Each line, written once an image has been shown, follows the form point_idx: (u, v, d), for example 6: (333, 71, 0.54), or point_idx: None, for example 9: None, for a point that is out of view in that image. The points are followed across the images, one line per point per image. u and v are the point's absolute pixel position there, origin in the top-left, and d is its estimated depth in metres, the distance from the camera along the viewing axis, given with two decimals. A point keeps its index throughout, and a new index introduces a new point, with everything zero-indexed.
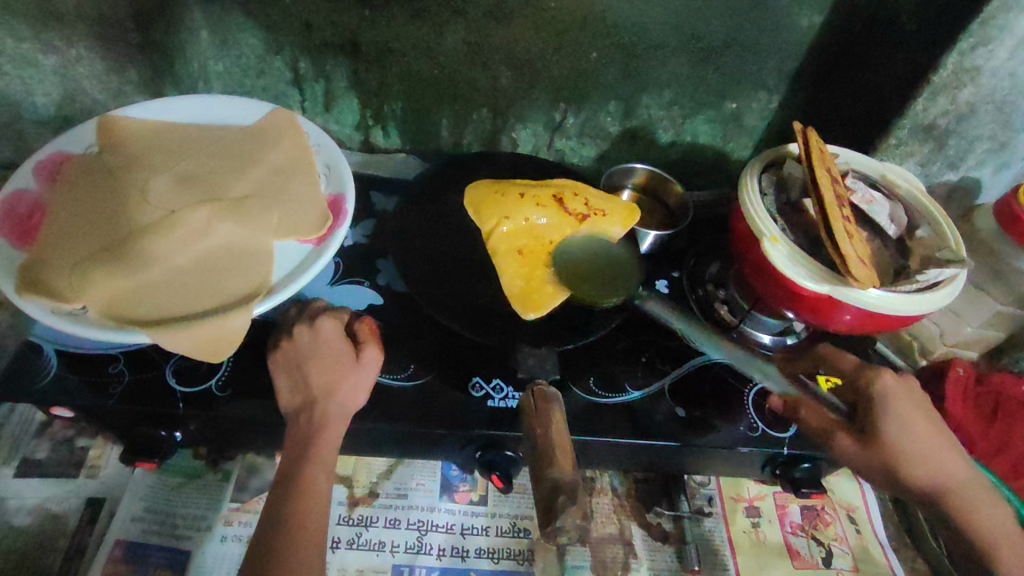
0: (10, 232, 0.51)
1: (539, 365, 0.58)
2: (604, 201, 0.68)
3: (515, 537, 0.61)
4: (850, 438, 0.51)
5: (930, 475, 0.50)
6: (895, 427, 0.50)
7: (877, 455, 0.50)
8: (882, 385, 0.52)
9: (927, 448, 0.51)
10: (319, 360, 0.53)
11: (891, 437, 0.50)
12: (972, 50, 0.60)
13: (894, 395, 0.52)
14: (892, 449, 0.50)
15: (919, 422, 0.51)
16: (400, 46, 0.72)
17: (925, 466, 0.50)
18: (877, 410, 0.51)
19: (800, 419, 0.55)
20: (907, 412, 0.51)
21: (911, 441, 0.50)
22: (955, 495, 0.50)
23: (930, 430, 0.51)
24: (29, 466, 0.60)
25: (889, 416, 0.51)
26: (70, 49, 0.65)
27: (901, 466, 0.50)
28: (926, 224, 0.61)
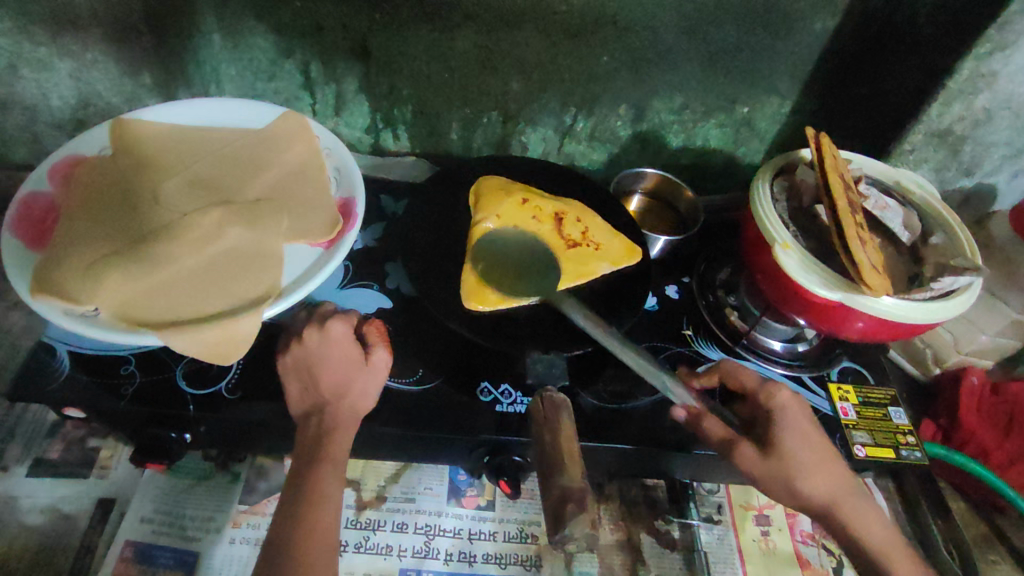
0: (25, 234, 0.52)
1: (547, 370, 0.58)
2: (604, 233, 0.66)
3: (522, 542, 0.61)
4: (750, 448, 0.51)
5: (822, 486, 0.50)
6: (788, 440, 0.51)
7: (773, 467, 0.50)
8: (776, 399, 0.52)
9: (815, 460, 0.51)
10: (329, 362, 0.53)
11: (784, 448, 0.50)
12: (988, 55, 0.60)
13: (788, 408, 0.52)
14: (783, 459, 0.50)
15: (809, 436, 0.51)
16: (411, 50, 0.72)
17: (815, 479, 0.50)
18: (772, 422, 0.52)
19: (704, 430, 0.53)
20: (792, 427, 0.51)
21: (799, 453, 0.50)
22: (840, 507, 0.50)
23: (819, 444, 0.51)
24: (42, 465, 0.61)
25: (784, 430, 0.51)
26: (86, 52, 0.65)
27: (793, 475, 0.50)
28: (942, 231, 0.59)
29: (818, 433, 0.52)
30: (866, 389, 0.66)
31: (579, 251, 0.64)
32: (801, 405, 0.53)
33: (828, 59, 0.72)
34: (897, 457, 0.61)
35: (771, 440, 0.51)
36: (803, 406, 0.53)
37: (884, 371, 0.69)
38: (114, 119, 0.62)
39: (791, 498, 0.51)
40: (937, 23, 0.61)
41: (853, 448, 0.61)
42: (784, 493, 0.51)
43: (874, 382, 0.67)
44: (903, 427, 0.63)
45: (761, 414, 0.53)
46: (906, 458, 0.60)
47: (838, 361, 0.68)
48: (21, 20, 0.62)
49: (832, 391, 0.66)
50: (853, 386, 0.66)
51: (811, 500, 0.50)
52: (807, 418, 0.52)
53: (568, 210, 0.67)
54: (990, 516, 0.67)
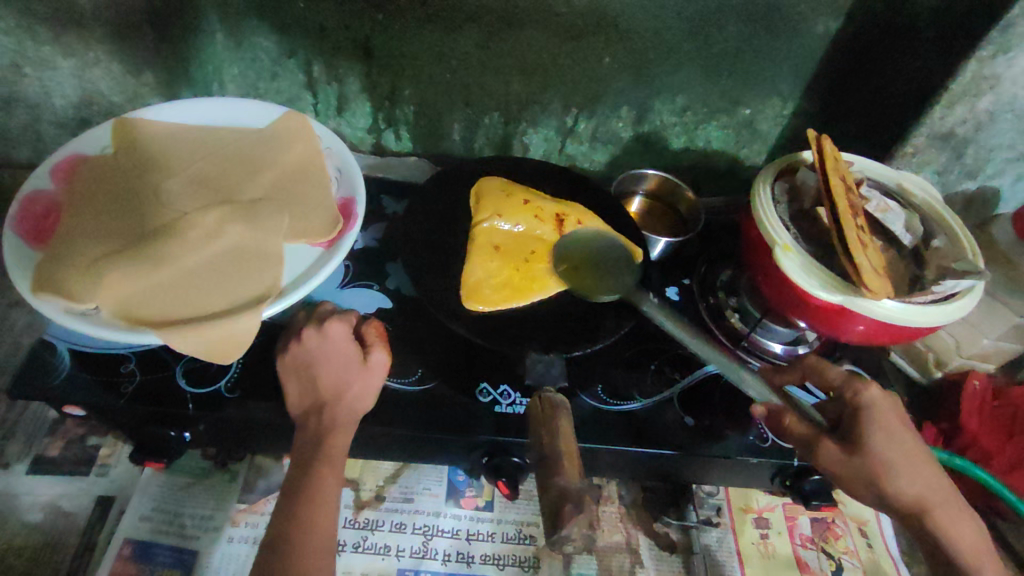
0: (27, 231, 0.52)
1: (546, 370, 0.60)
2: (604, 239, 0.66)
3: (520, 543, 0.61)
4: (833, 444, 0.49)
5: (912, 487, 0.48)
6: (882, 439, 0.48)
7: (861, 465, 0.48)
8: (868, 397, 0.50)
9: (907, 462, 0.48)
10: (328, 361, 0.53)
11: (876, 447, 0.48)
12: (991, 57, 0.59)
13: (880, 408, 0.50)
14: (874, 456, 0.48)
15: (902, 435, 0.49)
16: (413, 50, 0.72)
17: (908, 480, 0.48)
18: (861, 420, 0.49)
19: (784, 428, 0.52)
20: (889, 427, 0.49)
21: (889, 451, 0.48)
22: (939, 508, 0.48)
23: (913, 447, 0.49)
24: (42, 463, 0.61)
25: (874, 427, 0.49)
26: (88, 51, 0.66)
27: (887, 474, 0.48)
28: (943, 234, 0.59)
29: (910, 436, 0.50)
30: None
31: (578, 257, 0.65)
32: (892, 405, 0.51)
33: (830, 61, 0.72)
34: None
35: (858, 438, 0.49)
36: (896, 406, 0.51)
37: (885, 374, 0.68)
38: (116, 118, 0.62)
39: (878, 498, 0.48)
40: (939, 25, 0.61)
41: None
42: (869, 494, 0.48)
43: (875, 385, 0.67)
44: None
45: (846, 412, 0.51)
46: None
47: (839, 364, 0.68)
48: (24, 19, 0.62)
49: None
50: None
51: (900, 502, 0.48)
52: (897, 417, 0.50)
53: (568, 211, 0.67)
54: (991, 520, 0.67)
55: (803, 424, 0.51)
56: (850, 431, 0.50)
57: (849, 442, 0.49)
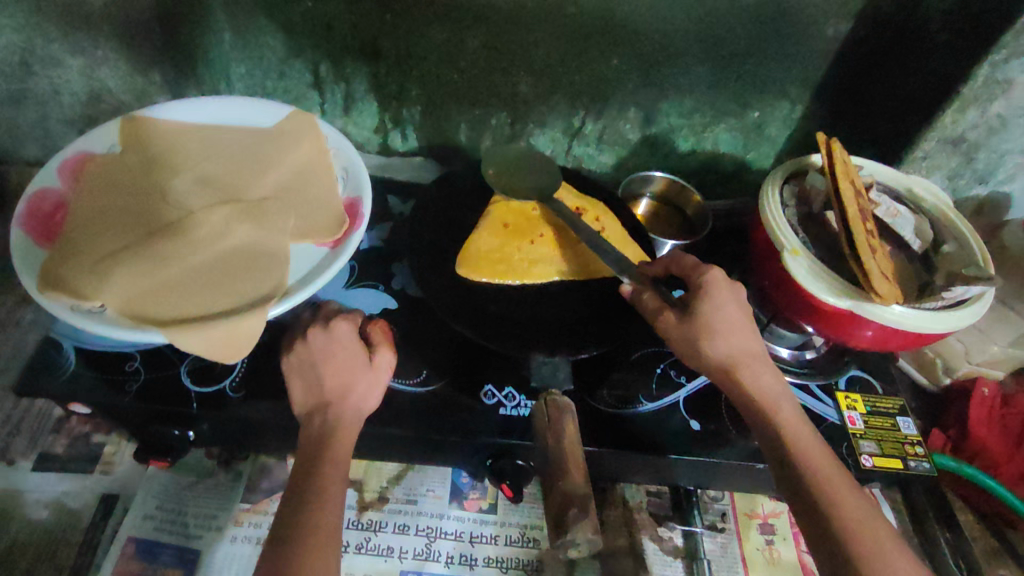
0: (35, 229, 0.52)
1: (552, 374, 0.61)
2: (619, 237, 0.65)
3: (524, 546, 0.61)
4: (673, 315, 0.50)
5: (735, 349, 0.49)
6: (710, 309, 0.50)
7: (688, 332, 0.50)
8: (708, 276, 0.52)
9: (742, 332, 0.50)
10: (333, 361, 0.53)
11: (704, 311, 0.50)
12: (1004, 62, 0.59)
13: (715, 283, 0.51)
14: (716, 323, 0.49)
15: (734, 309, 0.51)
16: (420, 50, 0.72)
17: (728, 341, 0.50)
18: (700, 294, 0.51)
19: (641, 306, 0.53)
20: (732, 301, 0.51)
21: (723, 322, 0.50)
22: (755, 364, 0.50)
23: (743, 318, 0.51)
24: (47, 460, 0.61)
25: (708, 301, 0.50)
26: (97, 50, 0.66)
27: (709, 335, 0.49)
28: (953, 239, 0.59)
29: (748, 311, 0.52)
30: (875, 399, 0.65)
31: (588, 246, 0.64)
32: (733, 286, 0.52)
33: (840, 64, 0.71)
34: (904, 467, 0.60)
35: (694, 308, 0.50)
36: (739, 286, 0.52)
37: (893, 380, 0.68)
38: (124, 116, 0.62)
39: (697, 361, 0.50)
40: (952, 29, 0.61)
41: (860, 457, 0.60)
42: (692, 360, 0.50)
43: (882, 391, 0.66)
44: (913, 437, 0.62)
45: (693, 287, 0.52)
46: (913, 469, 0.60)
47: (846, 369, 0.67)
48: (33, 17, 0.62)
49: (838, 397, 0.65)
50: (861, 395, 0.65)
51: (716, 362, 0.49)
52: (743, 293, 0.52)
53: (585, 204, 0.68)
54: (999, 529, 0.67)
55: (658, 300, 0.52)
56: (688, 302, 0.51)
57: (683, 313, 0.50)
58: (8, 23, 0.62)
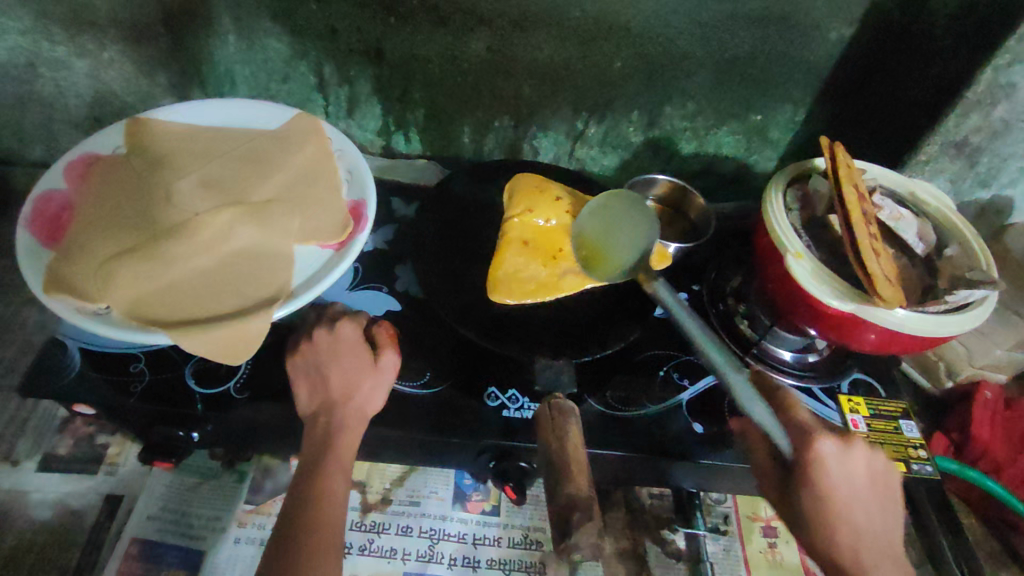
0: (41, 231, 0.52)
1: (556, 377, 0.56)
2: None
3: (526, 549, 0.61)
4: (773, 492, 0.50)
5: (848, 544, 0.47)
6: (815, 500, 0.47)
7: (794, 518, 0.48)
8: (814, 458, 0.47)
9: (852, 525, 0.47)
10: (338, 362, 0.53)
11: (808, 502, 0.47)
12: (1007, 66, 0.59)
13: (823, 468, 0.47)
14: (826, 512, 0.47)
15: (844, 495, 0.47)
16: (424, 53, 0.72)
17: (841, 536, 0.47)
18: (805, 478, 0.47)
19: (752, 458, 0.53)
20: (843, 482, 0.47)
21: (832, 514, 0.47)
22: (872, 565, 0.46)
23: (853, 507, 0.47)
24: (51, 460, 0.61)
25: (813, 489, 0.47)
26: (102, 52, 0.66)
27: (815, 527, 0.47)
28: (955, 242, 0.59)
29: (863, 494, 0.48)
30: (878, 402, 0.66)
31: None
32: (846, 456, 0.48)
33: (842, 68, 0.72)
34: (907, 471, 0.61)
35: (795, 495, 0.48)
36: (856, 462, 0.48)
37: (896, 384, 0.68)
38: (129, 118, 0.62)
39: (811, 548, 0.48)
40: (955, 34, 0.61)
41: None
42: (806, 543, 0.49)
43: (885, 395, 0.67)
44: (914, 440, 0.63)
45: (798, 464, 0.48)
46: (915, 472, 0.61)
47: (849, 372, 0.67)
48: (39, 19, 0.63)
49: (841, 401, 0.65)
50: (864, 398, 0.66)
51: (825, 556, 0.47)
52: (855, 473, 0.48)
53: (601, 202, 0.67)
54: (1003, 533, 0.67)
55: (763, 458, 0.52)
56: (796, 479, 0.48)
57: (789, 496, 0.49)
58: (15, 25, 0.63)
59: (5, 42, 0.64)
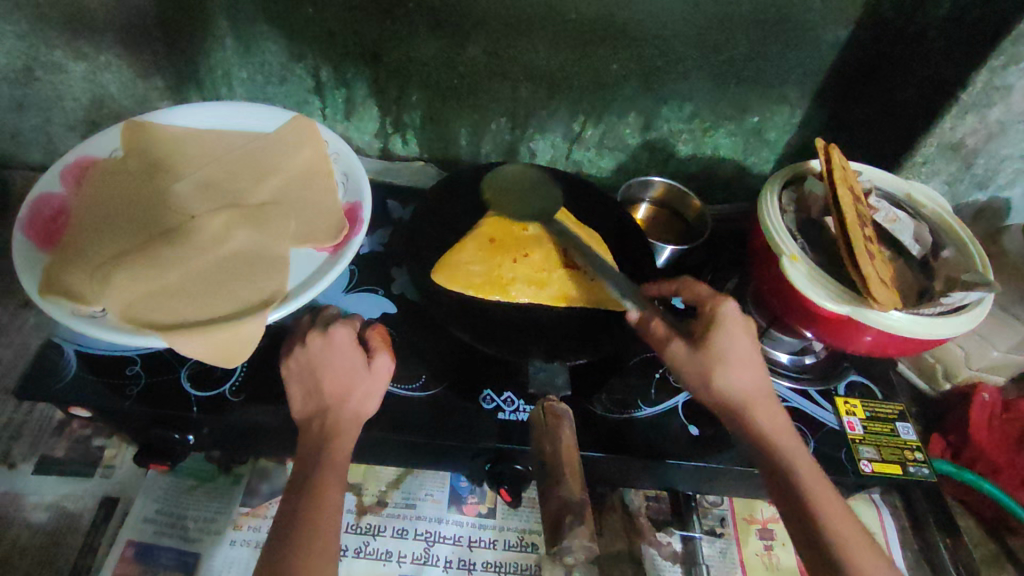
0: (37, 233, 0.52)
1: (550, 380, 0.56)
2: (609, 269, 0.63)
3: (522, 551, 0.61)
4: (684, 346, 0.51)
5: (747, 384, 0.50)
6: (723, 341, 0.50)
7: (704, 361, 0.50)
8: (720, 307, 0.52)
9: (750, 366, 0.50)
10: (331, 366, 0.53)
11: (717, 345, 0.50)
12: (1002, 68, 0.59)
13: (730, 317, 0.51)
14: (734, 353, 0.50)
15: (745, 340, 0.51)
16: (420, 56, 0.72)
17: (741, 377, 0.50)
18: (710, 325, 0.51)
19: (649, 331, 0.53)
20: (739, 333, 0.51)
21: (736, 356, 0.50)
22: (762, 405, 0.50)
23: (755, 351, 0.51)
24: (48, 463, 0.61)
25: (723, 332, 0.50)
26: (99, 55, 0.66)
27: (723, 368, 0.49)
28: (952, 244, 0.59)
29: (756, 342, 0.52)
30: (874, 404, 0.65)
31: (570, 276, 0.61)
32: (748, 325, 0.52)
33: (839, 69, 0.72)
34: (903, 473, 0.60)
35: (705, 339, 0.50)
36: (750, 321, 0.53)
37: (892, 386, 0.68)
38: (126, 121, 0.62)
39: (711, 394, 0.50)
40: (950, 36, 0.61)
41: (860, 463, 0.60)
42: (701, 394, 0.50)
43: (882, 397, 0.66)
44: (912, 442, 0.62)
45: (704, 317, 0.52)
46: (912, 474, 0.60)
47: (845, 374, 0.67)
48: (36, 23, 0.63)
49: (837, 403, 0.65)
50: (860, 400, 0.65)
51: (727, 397, 0.49)
52: (751, 328, 0.52)
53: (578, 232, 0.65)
54: (1000, 536, 0.66)
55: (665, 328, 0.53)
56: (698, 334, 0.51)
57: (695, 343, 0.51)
58: (13, 29, 0.63)
59: (3, 46, 0.64)
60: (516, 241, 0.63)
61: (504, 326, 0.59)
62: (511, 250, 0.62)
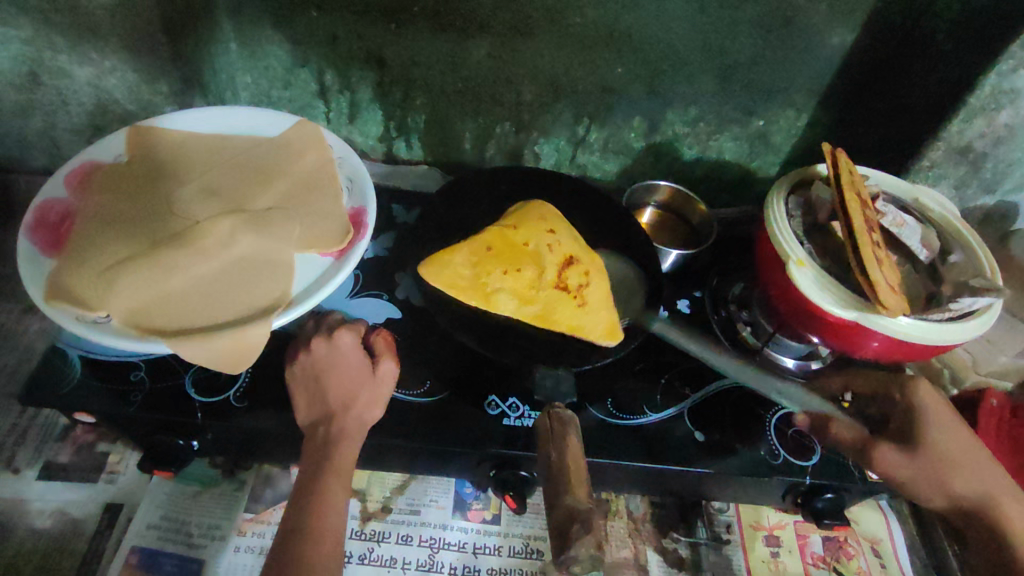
0: (41, 239, 0.52)
1: (556, 387, 0.57)
2: (602, 300, 0.58)
3: (527, 558, 0.61)
4: (893, 450, 0.53)
5: (971, 488, 0.51)
6: (935, 437, 0.52)
7: (924, 464, 0.52)
8: (922, 397, 0.54)
9: (942, 470, 0.52)
10: (337, 374, 0.53)
11: (937, 444, 0.52)
12: (1011, 71, 0.59)
13: (929, 407, 0.53)
14: (930, 454, 0.52)
15: (959, 433, 0.53)
16: (425, 60, 0.72)
17: (971, 477, 0.52)
18: (920, 421, 0.53)
19: (834, 435, 0.57)
20: (936, 427, 0.52)
21: (952, 452, 0.52)
22: (1002, 506, 0.51)
23: (969, 446, 0.52)
24: (52, 469, 0.61)
25: (929, 426, 0.52)
26: (104, 60, 0.66)
27: (947, 471, 0.51)
28: (960, 249, 0.58)
29: (951, 425, 0.53)
30: None
31: (557, 298, 0.57)
32: (941, 406, 0.54)
33: (845, 73, 0.71)
34: None
35: (924, 438, 0.52)
36: (940, 405, 0.54)
37: None
38: (130, 126, 0.62)
39: (948, 498, 0.52)
40: (958, 37, 0.61)
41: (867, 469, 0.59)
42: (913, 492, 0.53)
43: None
44: None
45: (909, 408, 0.54)
46: None
47: None
48: (41, 29, 0.63)
49: None
50: None
51: (964, 497, 0.52)
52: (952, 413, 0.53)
53: (580, 254, 0.60)
54: None
55: (850, 432, 0.56)
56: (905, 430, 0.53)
57: (909, 443, 0.53)
58: (19, 34, 0.63)
59: (8, 51, 0.64)
60: (512, 251, 0.58)
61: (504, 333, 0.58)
62: (504, 262, 0.57)
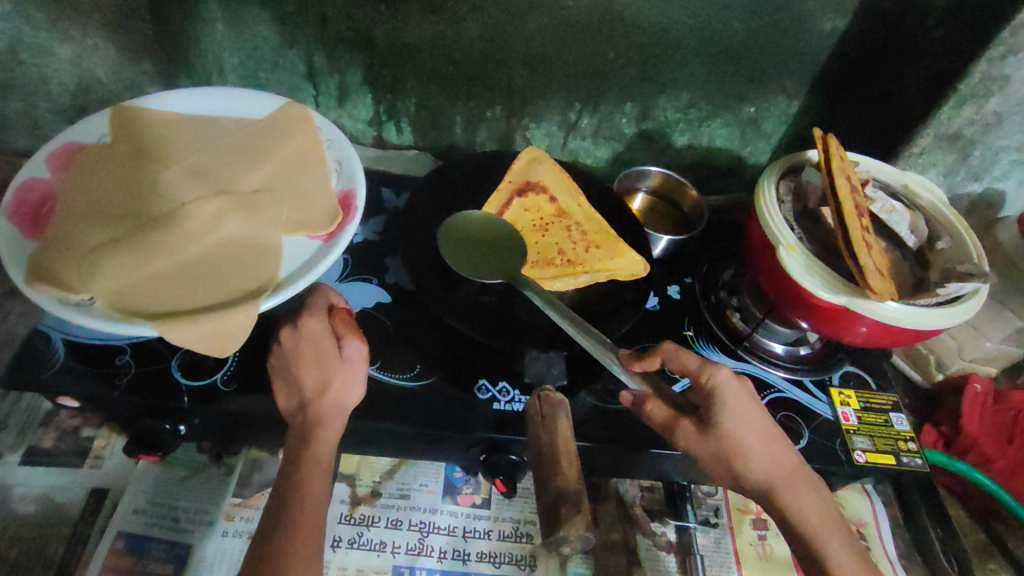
0: (22, 221, 0.51)
1: (546, 369, 0.56)
2: (576, 252, 0.64)
3: (517, 541, 0.61)
4: (691, 428, 0.47)
5: (761, 470, 0.46)
6: (730, 422, 0.46)
7: (713, 447, 0.46)
8: (717, 382, 0.47)
9: (726, 450, 0.46)
10: (303, 360, 0.52)
11: (727, 429, 0.46)
12: (1000, 58, 0.59)
13: (683, 434, 0.47)
14: (726, 442, 0.46)
15: (753, 413, 0.47)
16: (415, 42, 0.71)
17: (756, 462, 0.46)
18: (714, 405, 0.46)
19: (645, 413, 0.50)
20: (700, 447, 0.47)
21: (712, 461, 0.47)
22: (777, 494, 0.46)
23: (764, 423, 0.47)
24: (35, 454, 0.60)
25: (727, 413, 0.46)
26: (85, 38, 0.65)
27: (734, 457, 0.46)
28: (947, 236, 0.59)
29: (726, 435, 0.46)
30: (868, 395, 0.66)
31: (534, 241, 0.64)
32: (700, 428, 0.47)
33: (836, 59, 0.71)
34: (897, 463, 0.60)
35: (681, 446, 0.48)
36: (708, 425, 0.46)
37: (887, 377, 0.68)
38: (113, 106, 0.61)
39: (730, 477, 0.47)
40: (951, 23, 0.61)
41: (854, 453, 0.60)
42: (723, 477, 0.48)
43: (877, 388, 0.67)
44: (904, 433, 0.63)
45: (665, 426, 0.49)
46: (906, 464, 0.60)
47: (840, 366, 0.67)
48: None
49: (833, 395, 0.65)
50: (855, 391, 0.66)
51: (749, 481, 0.47)
52: (727, 419, 0.46)
53: (571, 220, 0.67)
54: (990, 524, 0.67)
55: (665, 408, 0.49)
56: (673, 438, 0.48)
57: (704, 427, 0.47)
58: None
59: None
60: (517, 208, 0.67)
61: (493, 318, 0.58)
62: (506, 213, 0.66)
